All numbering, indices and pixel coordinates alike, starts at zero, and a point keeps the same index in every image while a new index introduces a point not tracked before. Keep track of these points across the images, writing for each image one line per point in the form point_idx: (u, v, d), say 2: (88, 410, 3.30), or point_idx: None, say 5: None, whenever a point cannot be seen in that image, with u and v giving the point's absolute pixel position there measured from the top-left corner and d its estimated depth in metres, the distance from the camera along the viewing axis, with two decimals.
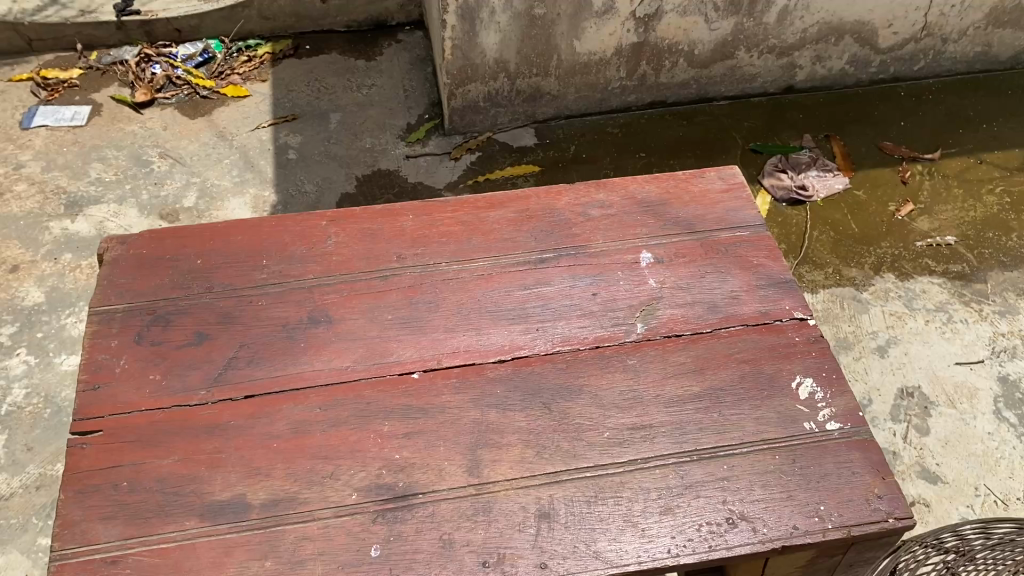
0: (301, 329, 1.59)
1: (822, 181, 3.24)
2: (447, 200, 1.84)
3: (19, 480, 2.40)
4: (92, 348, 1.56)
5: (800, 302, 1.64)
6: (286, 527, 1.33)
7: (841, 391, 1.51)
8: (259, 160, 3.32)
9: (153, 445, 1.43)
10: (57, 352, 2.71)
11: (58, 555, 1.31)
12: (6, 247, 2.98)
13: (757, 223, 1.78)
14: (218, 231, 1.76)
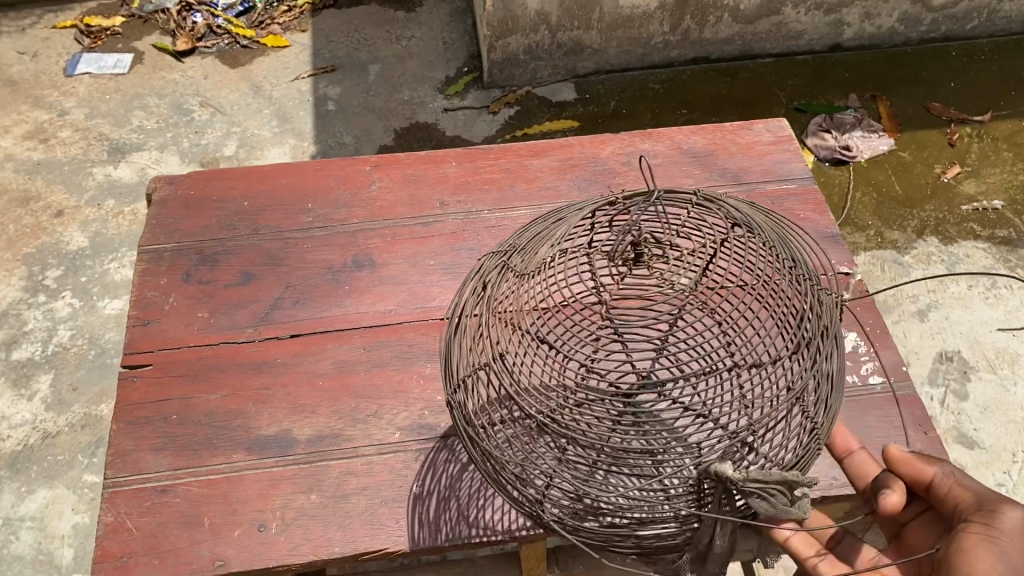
0: (344, 272, 1.61)
1: (866, 142, 3.17)
2: (490, 147, 1.83)
3: (65, 418, 2.47)
4: (142, 285, 1.59)
5: (846, 257, 1.62)
6: (331, 463, 1.36)
7: (886, 345, 1.52)
8: (298, 111, 3.33)
9: (201, 381, 1.46)
10: (100, 295, 2.76)
11: (111, 483, 1.35)
12: (52, 192, 3.03)
13: (804, 176, 1.76)
14: (264, 173, 1.77)
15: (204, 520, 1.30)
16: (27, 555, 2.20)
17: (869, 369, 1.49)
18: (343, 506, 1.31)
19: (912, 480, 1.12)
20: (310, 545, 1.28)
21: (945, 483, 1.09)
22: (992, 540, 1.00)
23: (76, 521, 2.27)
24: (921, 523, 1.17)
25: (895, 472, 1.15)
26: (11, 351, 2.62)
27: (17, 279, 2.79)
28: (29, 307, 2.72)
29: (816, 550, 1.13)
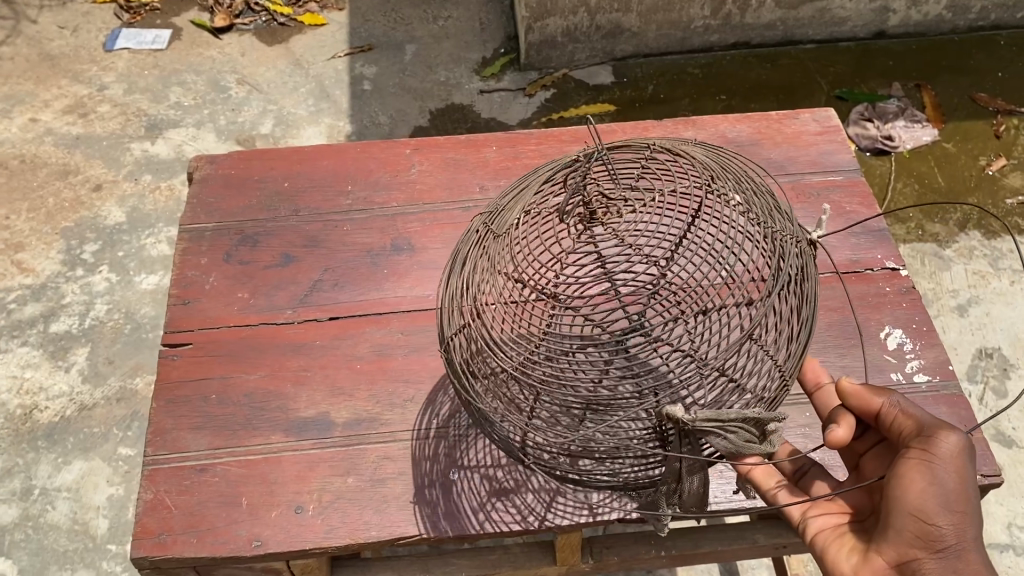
0: (383, 256, 1.60)
1: (909, 132, 3.11)
2: (531, 132, 1.81)
3: (101, 391, 2.50)
4: (183, 264, 1.59)
5: (892, 252, 1.59)
6: (369, 446, 1.36)
7: (931, 342, 1.46)
8: (335, 90, 3.32)
9: (241, 361, 1.46)
10: (136, 271, 2.78)
11: (151, 460, 1.36)
12: (90, 166, 3.06)
13: (850, 167, 1.72)
14: (304, 154, 1.77)
15: (243, 500, 1.31)
16: (64, 525, 2.24)
17: (914, 366, 1.44)
18: (380, 491, 1.31)
19: (861, 411, 1.08)
20: (346, 528, 1.28)
21: (890, 412, 1.05)
22: (929, 468, 0.97)
23: (111, 493, 2.30)
24: (876, 452, 1.14)
25: (847, 405, 1.10)
26: (49, 324, 2.65)
27: (55, 252, 2.82)
28: (67, 281, 2.75)
29: (776, 481, 1.14)
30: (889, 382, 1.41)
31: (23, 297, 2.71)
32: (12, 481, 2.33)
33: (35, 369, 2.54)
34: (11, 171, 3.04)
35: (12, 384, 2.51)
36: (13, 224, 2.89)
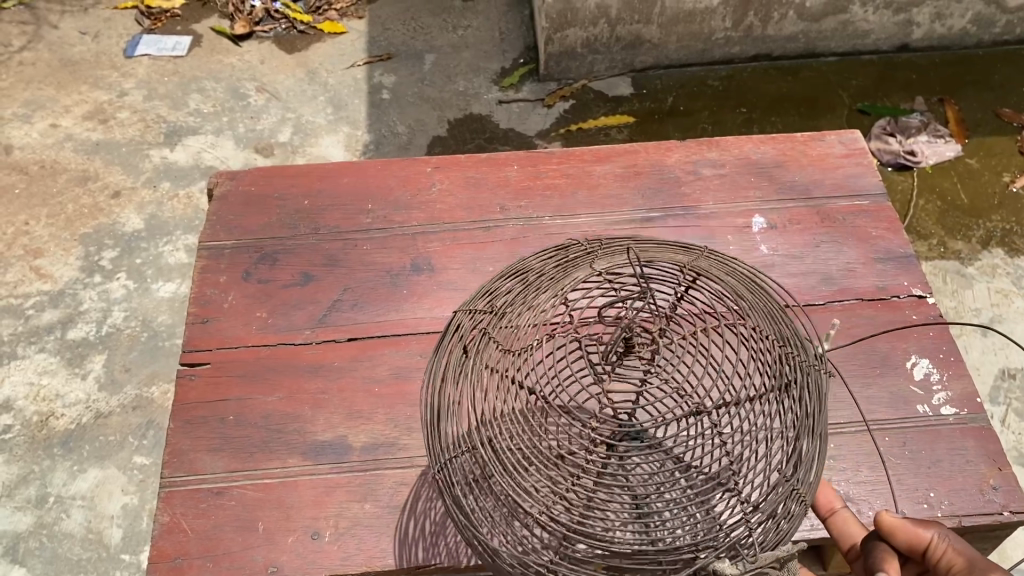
0: (403, 276, 1.59)
1: (931, 147, 3.07)
2: (552, 152, 1.80)
3: (117, 399, 2.50)
4: (201, 282, 1.59)
5: (919, 279, 1.56)
6: (386, 471, 1.35)
7: (959, 373, 1.43)
8: (353, 99, 3.31)
9: (259, 381, 1.45)
10: (154, 278, 2.78)
11: (167, 482, 1.35)
12: (110, 173, 3.07)
13: (877, 192, 1.70)
14: (325, 170, 1.76)
15: (259, 525, 1.30)
16: (77, 533, 2.24)
17: (941, 398, 1.40)
18: (397, 518, 1.30)
19: (908, 548, 1.06)
20: (362, 556, 1.27)
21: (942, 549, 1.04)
22: None
23: (125, 502, 2.30)
24: None
25: (890, 541, 1.08)
26: (66, 330, 2.65)
27: (74, 258, 2.83)
28: (85, 287, 2.76)
29: None
30: (916, 413, 1.39)
31: (41, 304, 2.71)
32: (28, 488, 2.33)
33: (52, 375, 2.55)
34: (31, 177, 3.05)
35: (28, 391, 2.52)
36: (32, 229, 2.90)
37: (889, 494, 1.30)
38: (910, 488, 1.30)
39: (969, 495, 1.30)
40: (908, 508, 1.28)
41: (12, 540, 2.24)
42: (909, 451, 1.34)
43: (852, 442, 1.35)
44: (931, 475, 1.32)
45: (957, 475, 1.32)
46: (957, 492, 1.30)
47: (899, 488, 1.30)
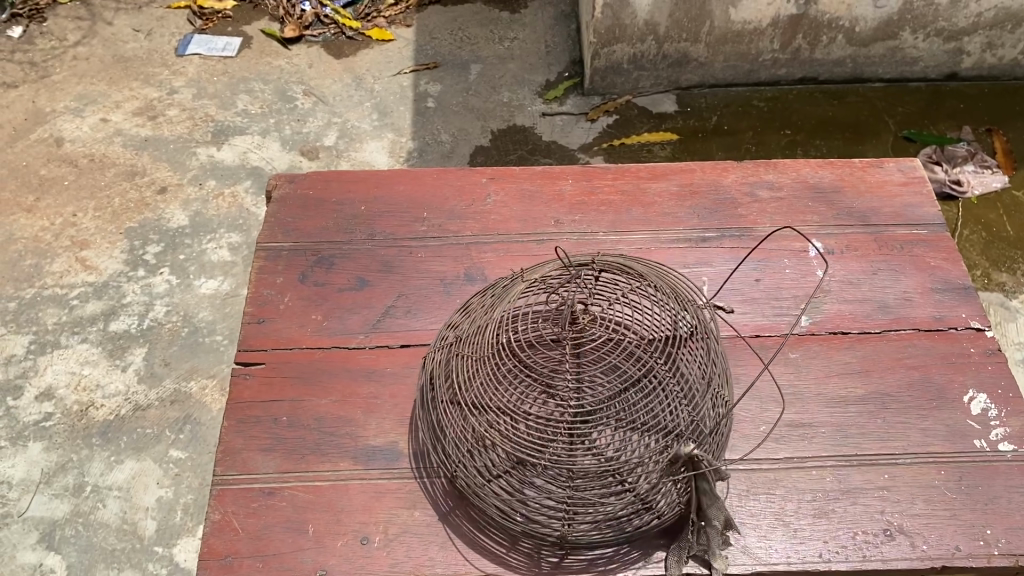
0: (456, 285, 1.60)
1: (978, 177, 3.05)
2: (608, 167, 1.80)
3: (155, 392, 2.53)
4: (258, 283, 1.60)
5: (978, 312, 1.54)
6: (435, 480, 1.35)
7: (1018, 410, 1.41)
8: (397, 107, 3.33)
9: (313, 384, 1.46)
10: (196, 275, 2.82)
11: (220, 480, 1.35)
12: (157, 168, 3.11)
13: (936, 221, 1.68)
14: (381, 177, 1.78)
15: (310, 527, 1.30)
16: (112, 523, 2.27)
17: (999, 434, 1.38)
18: (445, 527, 1.30)
19: None
20: (411, 563, 1.27)
21: None
22: None
23: (160, 495, 2.32)
24: None
25: None
26: (109, 322, 2.69)
27: (118, 251, 2.87)
28: (129, 281, 2.79)
29: None
30: (972, 448, 1.37)
31: (85, 295, 2.75)
32: (66, 476, 2.36)
33: (93, 366, 2.59)
34: (80, 169, 3.10)
35: (70, 380, 2.56)
36: (80, 221, 2.94)
37: (944, 528, 1.28)
38: (966, 524, 1.29)
39: None
40: (964, 543, 1.27)
41: (49, 527, 2.27)
42: (966, 486, 1.33)
43: (906, 473, 1.34)
44: (987, 511, 1.30)
45: (1015, 513, 1.30)
46: (1015, 530, 1.28)
47: (955, 523, 1.29)
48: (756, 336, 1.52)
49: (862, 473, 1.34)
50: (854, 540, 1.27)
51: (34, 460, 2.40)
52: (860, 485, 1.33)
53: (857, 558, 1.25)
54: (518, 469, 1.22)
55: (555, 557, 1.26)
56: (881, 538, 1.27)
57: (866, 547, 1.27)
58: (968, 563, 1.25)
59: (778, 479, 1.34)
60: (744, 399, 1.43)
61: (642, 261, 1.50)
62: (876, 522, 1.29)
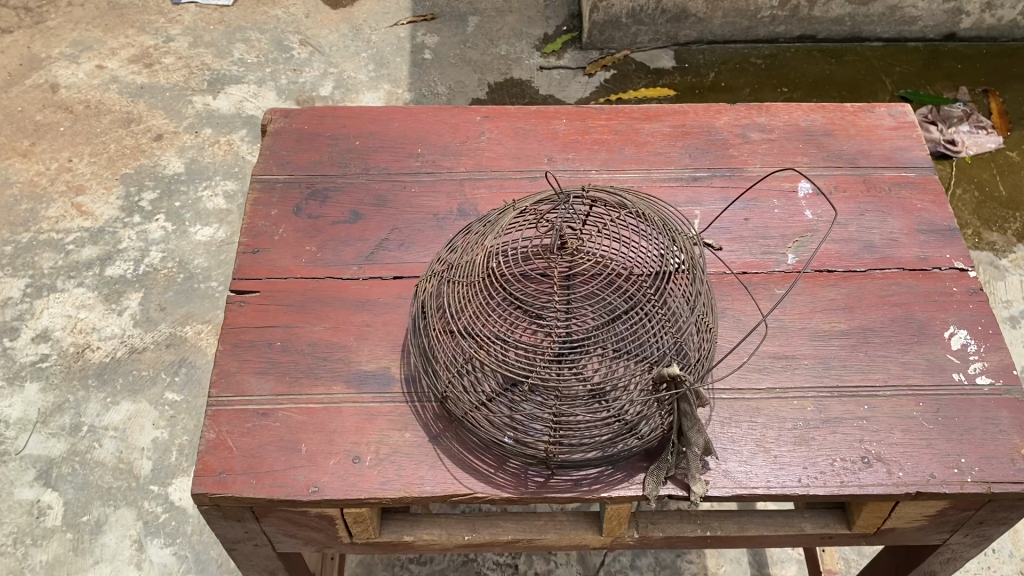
0: (449, 220, 1.62)
1: (972, 137, 3.06)
2: (602, 108, 1.81)
3: (151, 336, 2.57)
4: (253, 214, 1.62)
5: (962, 253, 1.56)
6: (427, 404, 1.38)
7: (997, 346, 1.44)
8: (394, 58, 3.32)
9: (307, 311, 1.49)
10: (192, 221, 2.83)
11: (214, 401, 1.38)
12: (153, 116, 3.11)
13: (925, 165, 1.70)
14: (376, 114, 1.80)
15: (302, 447, 1.33)
16: (109, 463, 2.32)
17: (977, 368, 1.41)
18: (434, 449, 1.33)
19: None
20: (401, 481, 1.30)
21: None
22: None
23: (156, 435, 2.38)
24: None
25: None
26: (105, 267, 2.71)
27: (114, 197, 2.87)
28: (124, 226, 2.81)
29: None
30: (950, 381, 1.40)
31: (81, 240, 2.77)
32: (62, 416, 2.40)
33: (89, 310, 2.61)
34: (76, 116, 3.09)
35: (66, 323, 2.58)
36: (75, 167, 2.95)
37: (920, 455, 1.32)
38: (941, 453, 1.32)
39: (999, 463, 1.30)
40: (939, 471, 1.30)
41: (46, 465, 2.32)
42: (942, 418, 1.36)
43: (886, 404, 1.37)
44: (963, 441, 1.33)
45: (989, 443, 1.32)
46: (989, 459, 1.31)
47: (931, 452, 1.32)
48: (743, 273, 1.54)
49: (842, 403, 1.38)
50: (833, 467, 1.30)
51: (31, 400, 2.43)
52: (840, 415, 1.36)
53: (834, 484, 1.28)
54: (510, 388, 1.24)
55: (542, 477, 1.30)
56: (859, 465, 1.30)
57: (843, 474, 1.29)
58: (942, 489, 1.28)
59: (759, 408, 1.37)
60: (729, 332, 1.46)
61: (632, 194, 1.52)
62: (855, 450, 1.32)
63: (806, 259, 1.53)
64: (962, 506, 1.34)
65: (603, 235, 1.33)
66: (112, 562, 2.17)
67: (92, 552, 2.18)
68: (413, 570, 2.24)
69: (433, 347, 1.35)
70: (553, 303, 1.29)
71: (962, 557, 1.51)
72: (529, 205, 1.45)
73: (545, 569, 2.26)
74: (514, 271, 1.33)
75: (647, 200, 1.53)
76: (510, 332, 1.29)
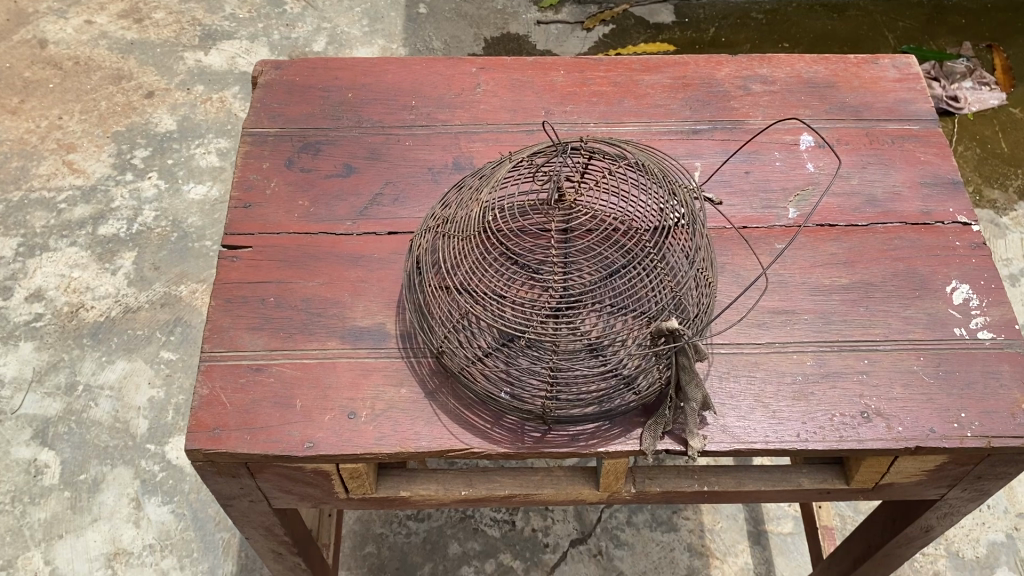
0: (444, 173, 1.59)
1: (975, 94, 3.02)
2: (601, 60, 1.77)
3: (146, 295, 2.54)
4: (244, 168, 1.59)
5: (964, 206, 1.54)
6: (422, 360, 1.37)
7: (999, 300, 1.42)
8: (388, 12, 3.26)
9: (300, 267, 1.47)
10: (185, 180, 2.79)
11: (207, 357, 1.36)
12: (144, 73, 3.05)
13: (929, 118, 1.67)
14: (369, 65, 1.76)
15: (297, 402, 1.32)
16: (105, 421, 2.32)
17: (978, 323, 1.40)
18: (429, 404, 1.32)
19: None
20: (397, 436, 1.28)
21: None
22: None
23: (152, 394, 2.37)
24: None
25: None
26: (98, 226, 2.68)
27: (106, 155, 2.83)
28: (117, 185, 2.77)
29: None
30: (951, 335, 1.38)
31: (73, 198, 2.73)
32: (58, 375, 2.39)
33: (83, 269, 2.59)
34: (65, 72, 3.03)
35: (60, 282, 2.56)
36: (66, 124, 2.89)
37: (919, 410, 1.30)
38: (941, 408, 1.30)
39: (999, 417, 1.29)
40: (938, 426, 1.29)
41: (42, 424, 2.31)
42: (943, 372, 1.35)
43: (886, 359, 1.36)
44: (963, 395, 1.32)
45: (989, 398, 1.31)
46: (989, 414, 1.30)
47: (930, 406, 1.31)
48: (743, 227, 1.52)
49: (842, 358, 1.36)
50: (832, 422, 1.29)
51: (26, 359, 2.42)
52: (840, 370, 1.35)
53: (833, 439, 1.27)
54: (506, 343, 1.23)
55: (539, 432, 1.29)
56: (859, 420, 1.29)
57: (842, 429, 1.28)
58: (942, 443, 1.27)
59: (758, 363, 1.36)
60: (728, 287, 1.44)
61: (631, 146, 1.50)
62: (854, 405, 1.31)
63: (808, 212, 1.50)
64: (961, 460, 1.33)
65: (598, 186, 1.30)
66: (110, 519, 2.17)
67: (90, 509, 2.19)
68: (410, 527, 2.28)
69: (428, 303, 1.33)
70: (549, 258, 1.26)
71: (957, 512, 1.51)
72: (525, 157, 1.41)
73: (541, 526, 2.28)
74: (509, 226, 1.30)
75: (646, 152, 1.50)
76: (506, 287, 1.27)
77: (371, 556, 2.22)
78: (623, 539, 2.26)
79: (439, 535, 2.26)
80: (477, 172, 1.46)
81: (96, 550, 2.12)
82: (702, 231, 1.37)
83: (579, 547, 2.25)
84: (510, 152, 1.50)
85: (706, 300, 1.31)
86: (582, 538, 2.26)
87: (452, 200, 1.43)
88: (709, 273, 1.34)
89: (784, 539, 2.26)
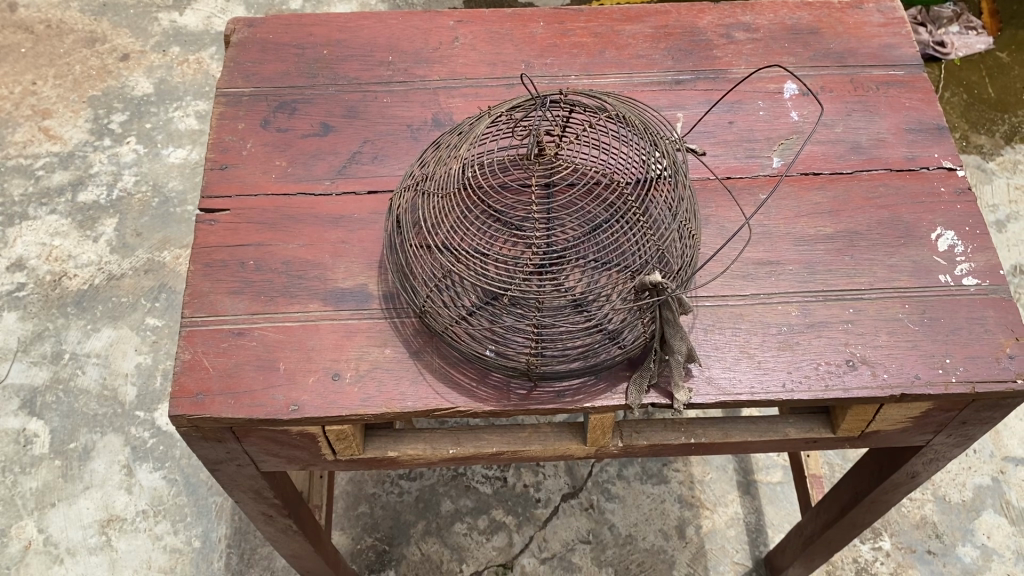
0: (424, 131, 1.56)
1: (961, 39, 2.99)
2: (581, 10, 1.74)
3: (129, 262, 2.52)
4: (219, 129, 1.56)
5: (950, 151, 1.53)
6: (405, 321, 1.36)
7: (984, 246, 1.41)
8: None
9: (279, 229, 1.44)
10: (165, 144, 2.75)
11: (188, 322, 1.35)
12: (118, 35, 2.99)
13: (914, 62, 1.65)
14: (345, 21, 1.72)
15: (281, 365, 1.31)
16: (93, 390, 2.31)
17: (963, 270, 1.39)
18: (412, 365, 1.31)
19: None
20: (382, 397, 1.28)
21: None
22: None
23: (139, 361, 2.36)
24: None
25: None
26: (77, 193, 2.64)
27: (83, 120, 2.78)
28: (95, 150, 2.72)
29: None
30: (937, 283, 1.38)
31: (50, 165, 2.69)
32: (43, 344, 2.37)
33: (64, 237, 2.55)
34: (37, 36, 2.95)
35: (41, 251, 2.53)
36: (40, 90, 2.83)
37: (905, 357, 1.30)
38: (926, 354, 1.30)
39: (983, 362, 1.29)
40: (924, 372, 1.29)
41: (29, 394, 2.30)
42: (928, 319, 1.34)
43: (871, 307, 1.35)
44: (947, 342, 1.31)
45: (973, 343, 1.31)
46: (973, 359, 1.30)
47: (916, 353, 1.31)
48: (727, 178, 1.50)
49: (827, 307, 1.36)
50: (817, 371, 1.29)
51: (10, 329, 2.40)
52: (825, 319, 1.34)
53: (819, 388, 1.27)
54: (490, 299, 1.22)
55: (525, 389, 1.29)
56: (844, 369, 1.29)
57: (828, 377, 1.28)
58: (927, 390, 1.27)
59: (742, 315, 1.35)
60: (713, 239, 1.42)
61: (613, 98, 1.47)
62: (840, 353, 1.31)
63: (792, 161, 1.49)
64: (946, 405, 1.33)
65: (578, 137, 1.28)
66: (102, 486, 2.17)
67: (81, 477, 2.18)
68: (403, 486, 2.28)
69: (411, 262, 1.31)
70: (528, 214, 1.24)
71: (943, 458, 1.52)
72: (503, 112, 1.38)
73: (533, 481, 2.30)
74: (487, 183, 1.28)
75: (626, 103, 1.48)
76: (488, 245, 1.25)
77: (364, 516, 2.24)
78: (613, 492, 2.28)
79: (432, 494, 2.27)
80: (457, 128, 1.44)
81: (89, 518, 2.13)
82: (685, 185, 1.36)
83: (570, 501, 2.26)
84: (490, 106, 1.47)
85: (690, 253, 1.30)
86: (574, 492, 2.28)
87: (432, 158, 1.41)
88: (692, 226, 1.33)
89: (773, 488, 2.28)
